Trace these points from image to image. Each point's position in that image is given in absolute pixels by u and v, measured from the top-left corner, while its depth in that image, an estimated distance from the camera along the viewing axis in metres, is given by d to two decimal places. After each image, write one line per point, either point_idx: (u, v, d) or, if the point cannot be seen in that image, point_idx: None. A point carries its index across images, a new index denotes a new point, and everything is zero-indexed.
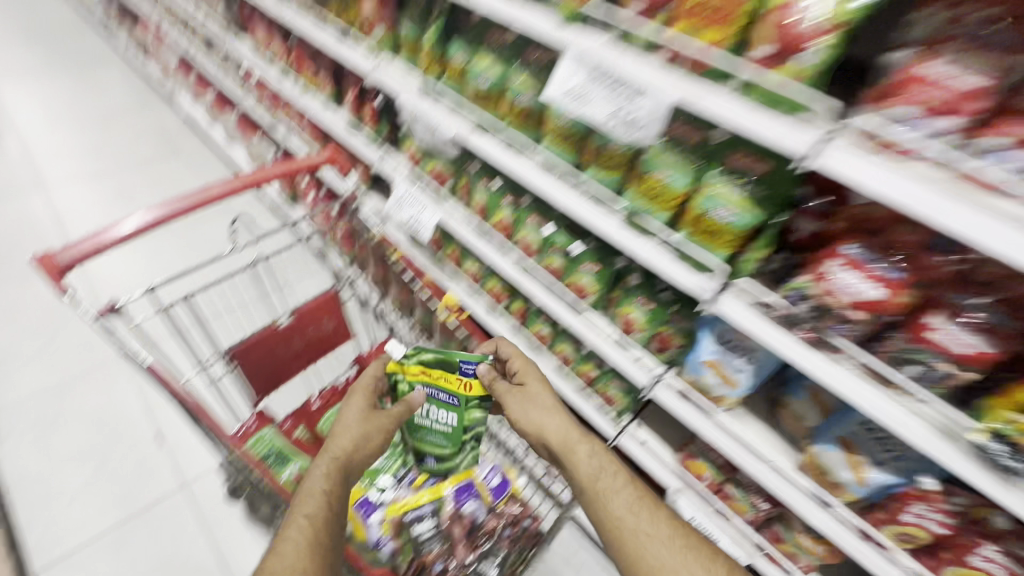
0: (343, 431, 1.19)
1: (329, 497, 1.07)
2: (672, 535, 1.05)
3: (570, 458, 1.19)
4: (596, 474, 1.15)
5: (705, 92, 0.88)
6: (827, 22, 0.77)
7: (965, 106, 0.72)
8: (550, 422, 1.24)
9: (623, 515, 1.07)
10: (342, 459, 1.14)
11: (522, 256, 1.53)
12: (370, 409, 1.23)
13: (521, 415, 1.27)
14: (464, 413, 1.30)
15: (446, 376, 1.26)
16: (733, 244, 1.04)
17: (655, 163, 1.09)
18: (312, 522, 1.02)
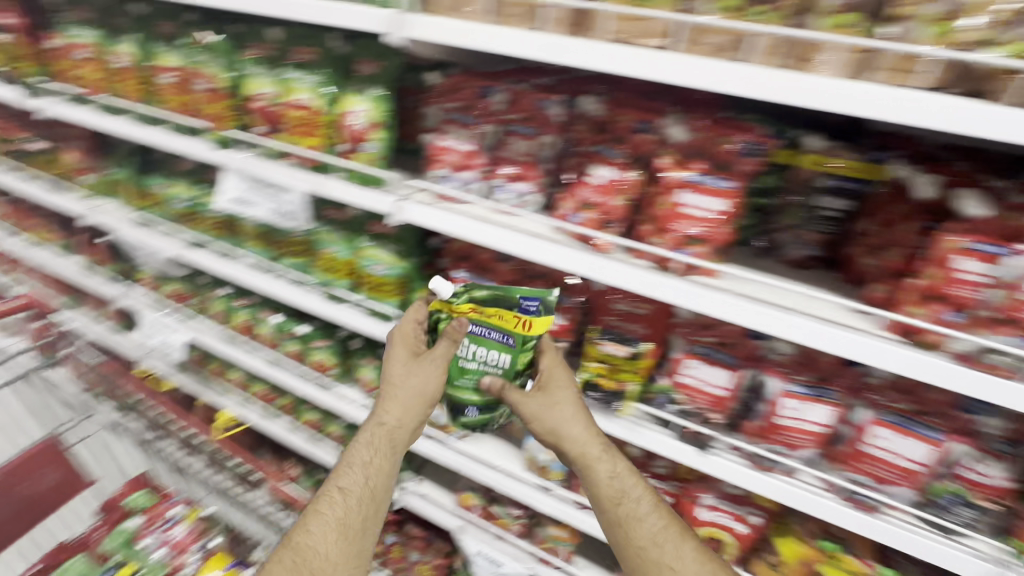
0: (405, 380, 1.03)
1: (377, 474, 1.03)
2: (677, 547, 0.96)
3: (603, 464, 1.00)
4: (614, 478, 1.01)
5: (322, 180, 1.13)
6: (369, 122, 1.07)
7: (471, 163, 1.05)
8: (576, 430, 1.00)
9: (647, 529, 0.97)
10: (392, 435, 1.03)
11: (269, 350, 1.62)
12: (413, 354, 1.06)
13: (534, 410, 1.02)
14: (517, 354, 1.00)
15: (498, 312, 0.98)
16: (398, 292, 1.27)
17: (326, 242, 1.31)
18: (338, 520, 0.99)
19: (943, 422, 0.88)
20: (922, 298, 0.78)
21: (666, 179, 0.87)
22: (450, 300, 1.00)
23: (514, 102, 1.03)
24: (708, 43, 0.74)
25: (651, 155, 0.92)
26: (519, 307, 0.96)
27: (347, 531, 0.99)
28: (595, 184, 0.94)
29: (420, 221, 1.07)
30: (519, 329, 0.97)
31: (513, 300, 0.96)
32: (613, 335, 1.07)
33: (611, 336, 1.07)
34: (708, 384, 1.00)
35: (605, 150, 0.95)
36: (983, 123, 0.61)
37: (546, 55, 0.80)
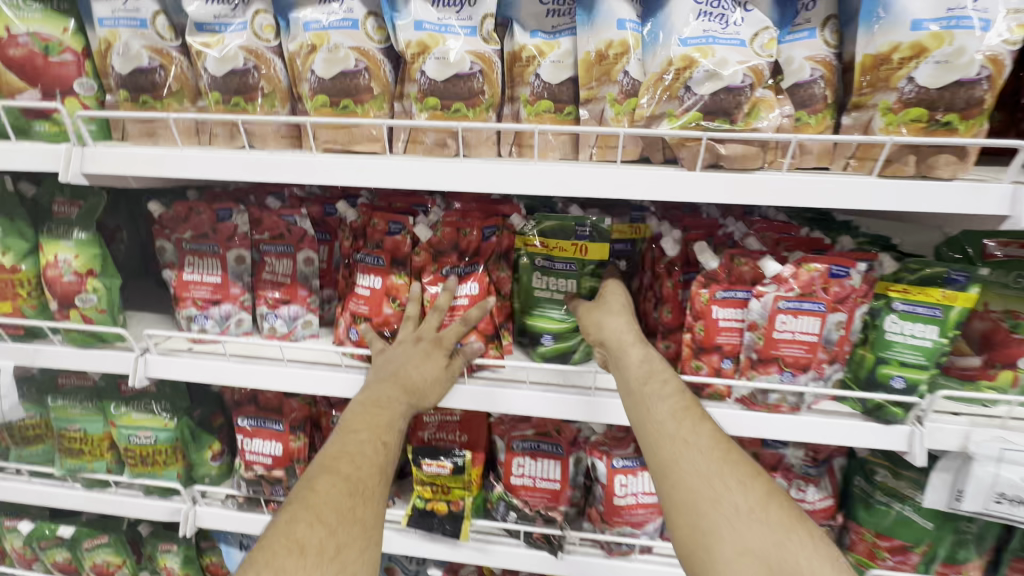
0: (399, 356, 0.79)
1: (385, 430, 0.73)
2: (719, 446, 0.64)
3: (653, 367, 0.72)
4: (661, 373, 0.72)
5: (34, 351, 0.90)
6: (76, 273, 0.87)
7: (227, 293, 0.91)
8: (634, 326, 0.77)
9: (661, 423, 0.67)
10: (407, 382, 0.76)
11: (26, 570, 1.22)
12: (432, 342, 0.80)
13: (617, 302, 0.80)
14: (578, 279, 0.88)
15: (561, 245, 0.87)
16: (173, 459, 1.03)
17: (64, 419, 1.03)
18: (346, 476, 0.67)
19: (756, 460, 0.87)
20: (697, 351, 0.77)
21: (426, 278, 0.87)
22: (518, 233, 0.90)
23: (258, 220, 0.91)
24: (425, 142, 0.71)
25: (411, 256, 0.87)
26: (574, 234, 0.86)
27: (347, 507, 0.65)
28: (364, 295, 0.87)
29: (166, 374, 0.88)
30: (575, 255, 0.87)
31: (570, 225, 0.86)
32: (586, 233, 0.86)
33: (588, 232, 0.86)
34: (541, 480, 0.92)
35: (365, 257, 0.87)
36: (676, 189, 0.62)
37: (259, 177, 0.71)
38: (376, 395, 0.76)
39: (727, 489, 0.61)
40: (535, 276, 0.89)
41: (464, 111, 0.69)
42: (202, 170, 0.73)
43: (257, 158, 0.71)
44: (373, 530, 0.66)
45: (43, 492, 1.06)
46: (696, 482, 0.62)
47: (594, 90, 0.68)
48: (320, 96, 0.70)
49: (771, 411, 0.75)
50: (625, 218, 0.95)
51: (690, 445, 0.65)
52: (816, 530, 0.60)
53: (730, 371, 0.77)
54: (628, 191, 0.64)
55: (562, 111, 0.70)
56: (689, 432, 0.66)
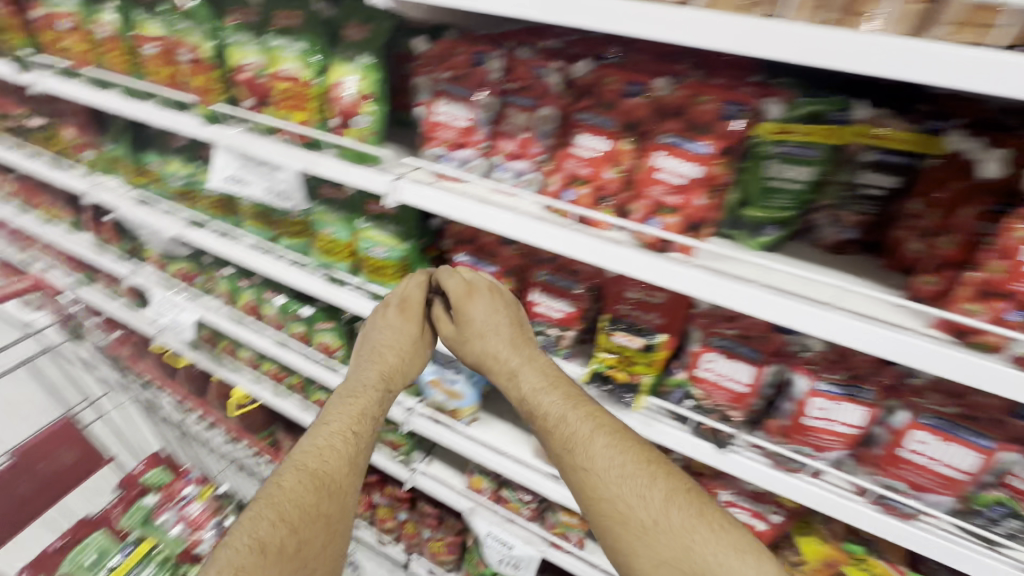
0: (377, 335, 1.08)
1: (357, 420, 0.98)
2: (617, 462, 0.86)
3: (527, 390, 0.96)
4: (542, 391, 0.95)
5: (312, 157, 1.05)
6: (358, 93, 0.99)
7: (470, 139, 0.97)
8: (489, 343, 0.99)
9: (570, 451, 0.89)
10: (387, 369, 1.06)
11: (275, 330, 1.60)
12: (399, 308, 1.08)
13: (477, 326, 0.99)
14: (817, 168, 0.80)
15: (808, 131, 0.77)
16: (398, 275, 1.21)
17: (322, 222, 1.24)
18: (313, 471, 0.90)
19: (995, 428, 0.78)
20: (980, 293, 0.68)
21: (648, 141, 0.83)
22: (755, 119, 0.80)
23: (510, 68, 0.93)
24: None
25: (643, 119, 0.84)
26: (830, 118, 0.77)
27: (311, 501, 0.87)
28: (584, 156, 0.89)
29: (415, 201, 0.99)
30: (824, 143, 0.78)
31: (825, 110, 0.77)
32: (842, 116, 0.77)
33: (845, 115, 0.77)
34: (732, 379, 0.92)
35: (591, 117, 0.87)
36: None
37: None
38: (351, 388, 1.03)
39: (631, 505, 0.82)
40: (770, 165, 0.81)
41: None
42: None
43: None
44: (336, 513, 0.89)
45: (296, 280, 1.29)
46: (607, 496, 0.84)
47: None
48: None
49: None
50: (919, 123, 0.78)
51: (589, 468, 0.87)
52: (719, 524, 0.80)
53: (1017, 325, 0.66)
54: None
55: None
56: (584, 455, 0.88)
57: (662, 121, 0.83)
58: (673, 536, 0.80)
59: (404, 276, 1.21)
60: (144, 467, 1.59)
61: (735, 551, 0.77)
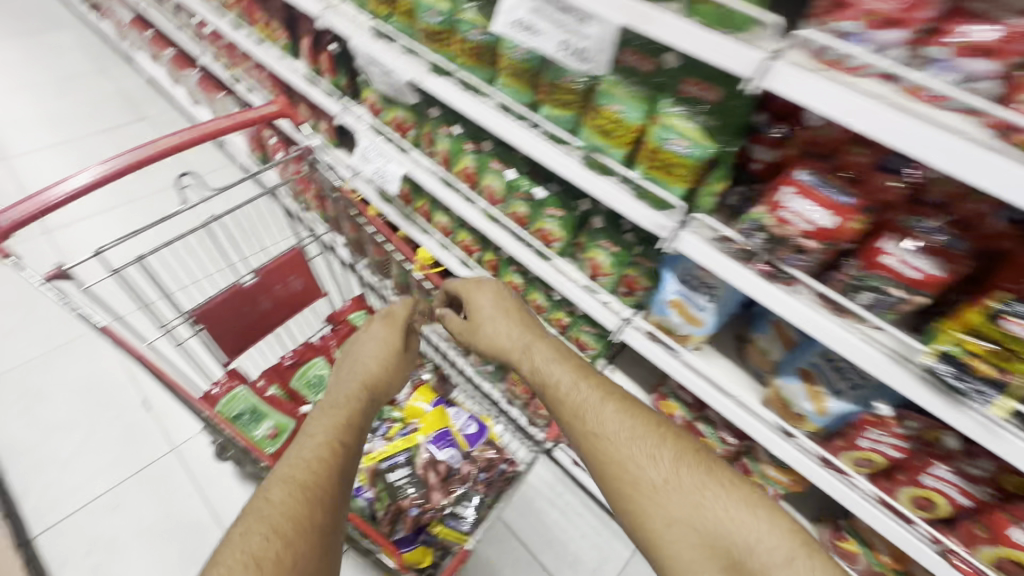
0: (354, 354, 1.13)
1: (340, 432, 0.93)
2: (628, 429, 1.00)
3: (540, 363, 1.15)
4: (547, 367, 1.14)
5: (650, 11, 0.84)
6: None
7: (911, 17, 0.72)
8: (506, 338, 1.21)
9: (611, 429, 1.01)
10: (371, 378, 1.07)
11: (488, 203, 1.50)
12: (382, 330, 1.18)
13: (493, 341, 1.23)
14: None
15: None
16: (689, 178, 1.01)
17: (609, 95, 1.03)
18: (300, 483, 0.83)
19: None
20: None
21: None
22: None
23: None
24: None
25: None
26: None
27: (303, 513, 0.79)
28: None
29: (790, 93, 0.76)
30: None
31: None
32: None
33: None
34: None
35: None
36: None
37: None
38: (331, 388, 1.07)
39: (642, 464, 0.96)
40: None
41: None
42: None
43: None
44: (330, 532, 0.80)
45: (546, 154, 1.15)
46: (617, 456, 0.98)
47: None
48: None
49: None
50: None
51: (602, 434, 1.01)
52: (727, 484, 0.94)
53: None
54: None
55: None
56: (595, 422, 1.02)
57: None
58: (689, 492, 0.93)
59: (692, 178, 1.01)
60: (349, 307, 1.66)
61: (748, 506, 0.90)
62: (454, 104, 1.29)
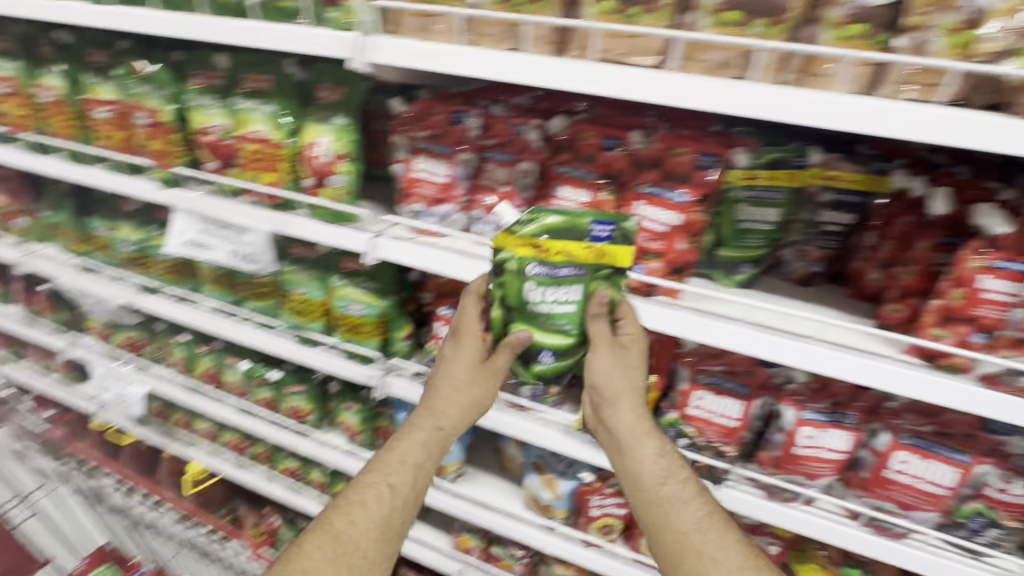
0: (450, 365, 0.84)
1: (394, 472, 0.86)
2: (699, 517, 0.79)
3: (627, 434, 0.81)
4: (658, 477, 0.81)
5: (284, 218, 1.02)
6: (333, 154, 0.97)
7: (450, 195, 0.98)
8: (619, 379, 0.79)
9: (680, 528, 0.78)
10: (439, 415, 0.85)
11: (238, 398, 1.50)
12: (479, 350, 0.84)
13: (610, 392, 0.80)
14: (786, 209, 0.87)
15: (769, 175, 0.84)
16: (375, 332, 1.18)
17: (291, 282, 1.19)
18: (336, 534, 0.82)
19: (966, 443, 0.83)
20: (944, 319, 0.73)
21: (626, 191, 0.85)
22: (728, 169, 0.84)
23: (488, 125, 0.94)
24: (708, 60, 0.69)
25: (622, 171, 0.86)
26: (796, 164, 0.84)
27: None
28: (565, 207, 0.89)
29: (394, 258, 0.99)
30: (786, 185, 0.85)
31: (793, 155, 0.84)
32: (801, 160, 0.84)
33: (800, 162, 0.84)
34: (720, 417, 0.95)
35: (572, 170, 0.88)
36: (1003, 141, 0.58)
37: (530, 80, 0.74)
38: (404, 427, 0.87)
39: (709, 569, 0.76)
40: (742, 208, 0.87)
41: (763, 28, 0.65)
42: (472, 67, 0.76)
43: (531, 61, 0.73)
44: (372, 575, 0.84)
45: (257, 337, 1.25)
46: (675, 536, 0.78)
47: (926, 17, 0.60)
48: (609, 2, 0.70)
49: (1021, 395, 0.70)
50: (867, 166, 0.87)
51: (663, 522, 0.80)
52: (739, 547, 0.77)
53: (980, 347, 0.72)
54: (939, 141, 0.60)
55: (873, 38, 0.63)
56: (672, 509, 0.79)
57: (641, 172, 0.85)
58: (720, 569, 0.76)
59: (618, 255, 0.75)
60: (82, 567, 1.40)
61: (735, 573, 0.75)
62: (165, 313, 1.31)
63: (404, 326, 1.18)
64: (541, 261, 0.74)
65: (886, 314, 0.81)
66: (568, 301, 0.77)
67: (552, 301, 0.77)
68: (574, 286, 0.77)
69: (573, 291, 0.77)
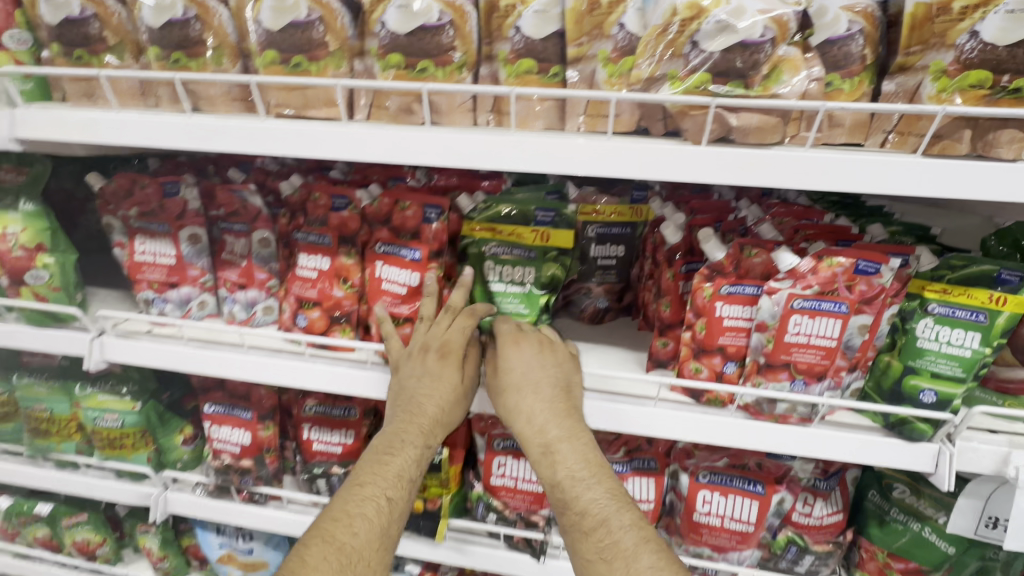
0: (411, 376, 0.69)
1: (393, 484, 0.67)
2: (643, 544, 0.62)
3: (539, 399, 0.68)
4: (587, 475, 0.66)
5: None
6: (24, 247, 0.81)
7: (184, 276, 0.84)
8: (530, 368, 0.69)
9: (620, 537, 0.63)
10: (421, 422, 0.69)
11: (8, 544, 1.20)
12: (438, 353, 0.69)
13: (515, 378, 0.69)
14: (540, 267, 0.74)
15: (515, 231, 0.73)
16: (139, 444, 0.98)
17: (29, 398, 0.98)
18: (341, 546, 0.61)
19: (760, 471, 0.79)
20: (696, 353, 0.69)
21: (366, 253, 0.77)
22: (464, 218, 0.75)
23: (211, 195, 0.82)
24: (389, 107, 0.62)
25: (358, 232, 0.77)
26: (532, 220, 0.73)
27: None
28: (308, 278, 0.79)
29: (125, 358, 0.82)
30: (536, 243, 0.74)
31: (524, 211, 0.73)
32: (547, 216, 0.73)
33: (551, 215, 0.73)
34: (525, 481, 0.86)
35: (306, 235, 0.78)
36: (678, 167, 0.53)
37: (200, 145, 0.64)
38: (387, 439, 0.68)
39: None
40: (487, 267, 0.75)
41: (431, 70, 0.59)
42: (138, 136, 0.64)
43: (200, 124, 0.63)
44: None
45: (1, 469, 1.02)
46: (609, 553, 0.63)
47: (584, 47, 0.57)
48: (269, 52, 0.61)
49: (780, 422, 0.67)
50: (624, 197, 0.85)
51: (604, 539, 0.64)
52: None
53: (734, 376, 0.68)
54: (620, 173, 0.55)
55: (547, 73, 0.59)
56: (610, 524, 0.64)
57: (376, 230, 0.76)
58: None
59: (558, 240, 0.73)
60: None
61: None
62: None
63: (177, 433, 1.00)
64: (498, 243, 0.74)
65: (656, 349, 0.76)
66: (521, 283, 0.75)
67: (507, 284, 0.75)
68: (523, 270, 0.75)
69: (526, 275, 0.75)
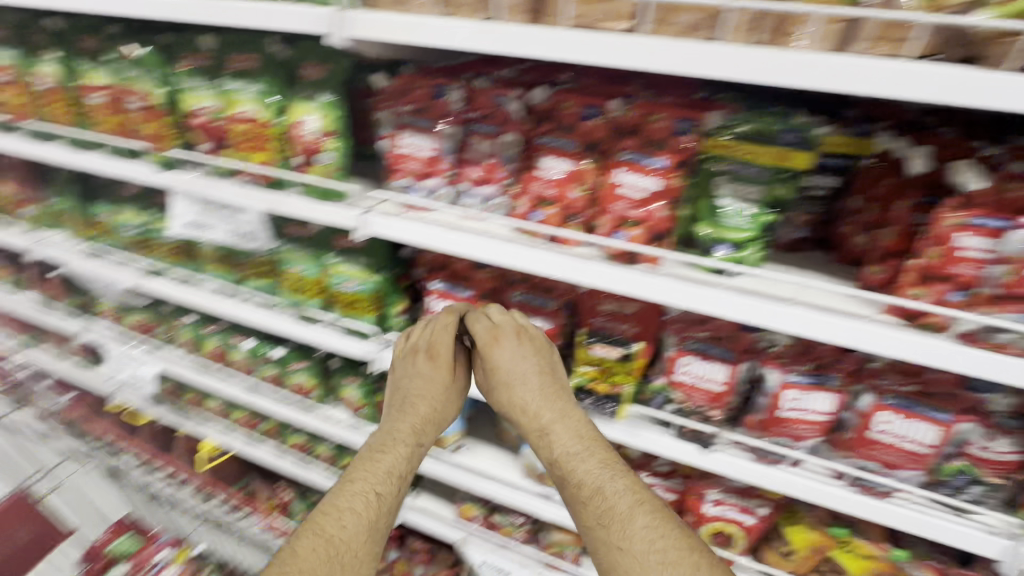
0: (411, 381, 0.99)
1: (380, 480, 0.86)
2: (651, 523, 0.74)
3: (532, 395, 0.92)
4: (593, 457, 0.84)
5: (279, 198, 1.02)
6: (319, 131, 0.99)
7: (435, 169, 0.99)
8: (521, 363, 0.94)
9: (626, 512, 0.76)
10: (428, 416, 0.97)
11: (245, 376, 1.53)
12: (430, 357, 0.99)
13: (505, 372, 0.94)
14: (770, 185, 0.80)
15: (756, 149, 0.79)
16: (370, 308, 1.19)
17: (288, 260, 1.23)
18: (328, 538, 0.77)
19: (948, 402, 0.84)
20: (922, 278, 0.74)
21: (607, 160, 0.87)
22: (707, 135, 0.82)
23: (470, 98, 0.95)
24: (678, 22, 0.69)
25: (603, 140, 0.88)
26: (776, 138, 0.79)
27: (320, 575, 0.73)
28: (548, 179, 0.91)
29: (385, 235, 0.97)
30: (772, 162, 0.79)
31: (770, 130, 0.79)
32: (793, 136, 0.78)
33: (796, 135, 0.78)
34: (708, 381, 0.96)
35: (553, 140, 0.90)
36: (980, 92, 0.56)
37: (502, 49, 0.74)
38: (382, 439, 0.92)
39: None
40: (720, 181, 0.82)
41: None
42: (450, 39, 0.76)
43: (507, 30, 0.73)
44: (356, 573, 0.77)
45: (258, 316, 1.26)
46: (613, 529, 0.76)
47: None
48: None
49: (999, 351, 0.70)
50: (850, 128, 0.87)
51: (605, 524, 0.77)
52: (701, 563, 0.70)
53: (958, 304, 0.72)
54: (912, 94, 0.58)
55: None
56: (617, 516, 0.76)
57: (622, 138, 0.86)
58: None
59: (795, 160, 0.78)
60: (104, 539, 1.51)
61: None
62: (166, 295, 1.34)
63: (399, 303, 1.20)
64: (735, 159, 0.81)
65: (867, 276, 0.81)
66: (750, 199, 0.81)
67: (735, 197, 0.81)
68: (753, 187, 0.81)
69: (755, 191, 0.81)
